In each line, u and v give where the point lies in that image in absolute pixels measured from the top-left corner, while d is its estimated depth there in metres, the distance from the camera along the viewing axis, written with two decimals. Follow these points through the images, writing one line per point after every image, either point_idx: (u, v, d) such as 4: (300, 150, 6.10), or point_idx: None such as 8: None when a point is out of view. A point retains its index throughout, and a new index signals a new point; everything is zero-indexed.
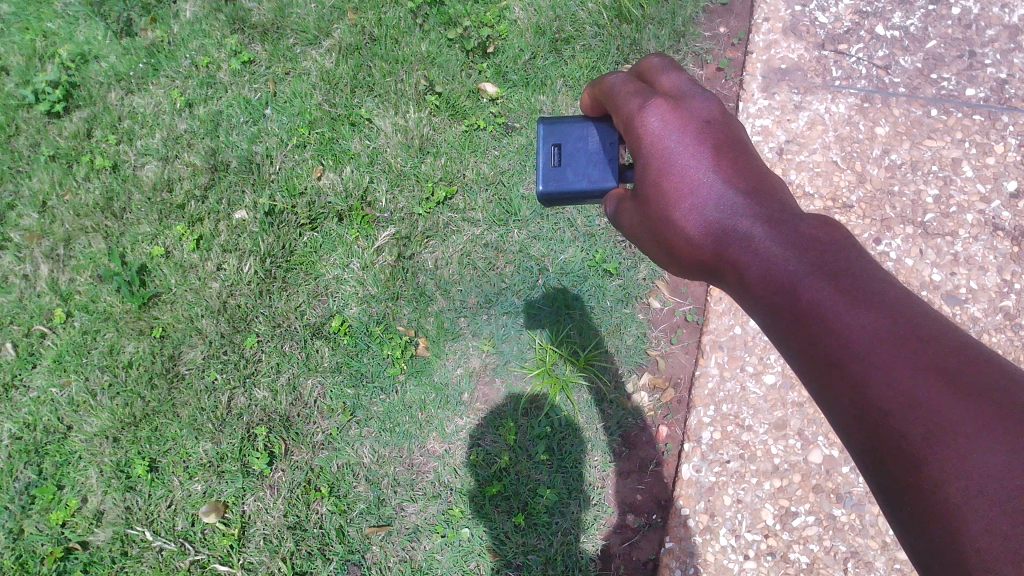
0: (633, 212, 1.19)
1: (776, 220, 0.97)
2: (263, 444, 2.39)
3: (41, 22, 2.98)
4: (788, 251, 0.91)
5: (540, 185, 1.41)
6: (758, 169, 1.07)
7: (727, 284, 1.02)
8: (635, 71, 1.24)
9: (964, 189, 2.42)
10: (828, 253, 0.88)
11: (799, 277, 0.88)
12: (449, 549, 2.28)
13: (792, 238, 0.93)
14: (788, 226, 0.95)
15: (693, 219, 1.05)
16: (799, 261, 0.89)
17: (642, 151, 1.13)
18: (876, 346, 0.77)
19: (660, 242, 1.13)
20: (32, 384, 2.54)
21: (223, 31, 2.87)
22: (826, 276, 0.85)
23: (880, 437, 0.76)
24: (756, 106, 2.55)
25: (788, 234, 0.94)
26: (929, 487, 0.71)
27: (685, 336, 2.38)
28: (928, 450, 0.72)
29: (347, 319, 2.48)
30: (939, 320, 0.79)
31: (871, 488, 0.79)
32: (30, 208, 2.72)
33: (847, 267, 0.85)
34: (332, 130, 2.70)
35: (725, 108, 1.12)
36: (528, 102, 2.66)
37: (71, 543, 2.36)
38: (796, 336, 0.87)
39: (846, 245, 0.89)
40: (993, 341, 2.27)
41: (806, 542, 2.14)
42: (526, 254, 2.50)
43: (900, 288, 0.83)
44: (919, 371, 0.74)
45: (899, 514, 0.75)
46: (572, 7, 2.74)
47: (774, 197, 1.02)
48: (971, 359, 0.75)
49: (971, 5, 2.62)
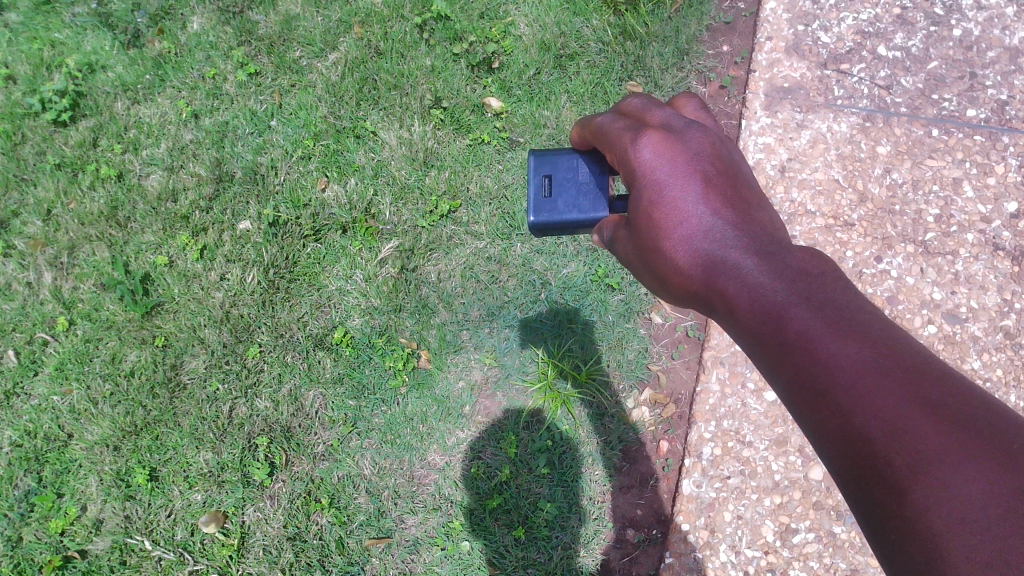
0: (627, 240, 1.19)
1: (764, 250, 0.97)
2: (264, 454, 2.39)
3: (48, 31, 3.01)
4: (775, 280, 0.92)
5: (531, 216, 1.43)
6: (746, 199, 1.08)
7: (715, 313, 1.02)
8: (624, 107, 1.26)
9: (965, 209, 2.43)
10: (814, 283, 0.89)
11: (786, 305, 0.88)
12: (448, 562, 2.27)
13: (779, 269, 0.93)
14: (776, 256, 0.96)
15: (682, 246, 1.05)
16: (785, 290, 0.90)
17: (633, 181, 1.14)
18: (861, 377, 0.78)
19: (652, 269, 1.13)
20: (33, 391, 2.54)
21: (230, 42, 2.90)
22: (812, 307, 0.86)
23: (866, 467, 0.76)
24: (758, 124, 2.57)
25: (775, 264, 0.94)
26: (913, 516, 0.71)
27: (686, 351, 2.40)
28: (913, 479, 0.72)
29: (349, 330, 2.49)
30: (921, 352, 0.80)
31: (858, 520, 0.78)
32: (34, 217, 2.73)
33: (833, 299, 0.86)
34: (337, 142, 2.72)
35: (714, 140, 1.13)
36: (532, 117, 2.68)
37: (70, 551, 2.35)
38: (781, 368, 0.86)
39: (833, 276, 0.90)
40: (994, 360, 2.28)
41: (806, 559, 2.13)
42: (529, 268, 2.52)
43: (884, 321, 0.83)
44: (902, 401, 0.75)
45: (884, 543, 0.74)
46: (577, 24, 2.78)
47: (762, 228, 1.03)
48: (954, 390, 0.75)
49: (971, 27, 2.65)
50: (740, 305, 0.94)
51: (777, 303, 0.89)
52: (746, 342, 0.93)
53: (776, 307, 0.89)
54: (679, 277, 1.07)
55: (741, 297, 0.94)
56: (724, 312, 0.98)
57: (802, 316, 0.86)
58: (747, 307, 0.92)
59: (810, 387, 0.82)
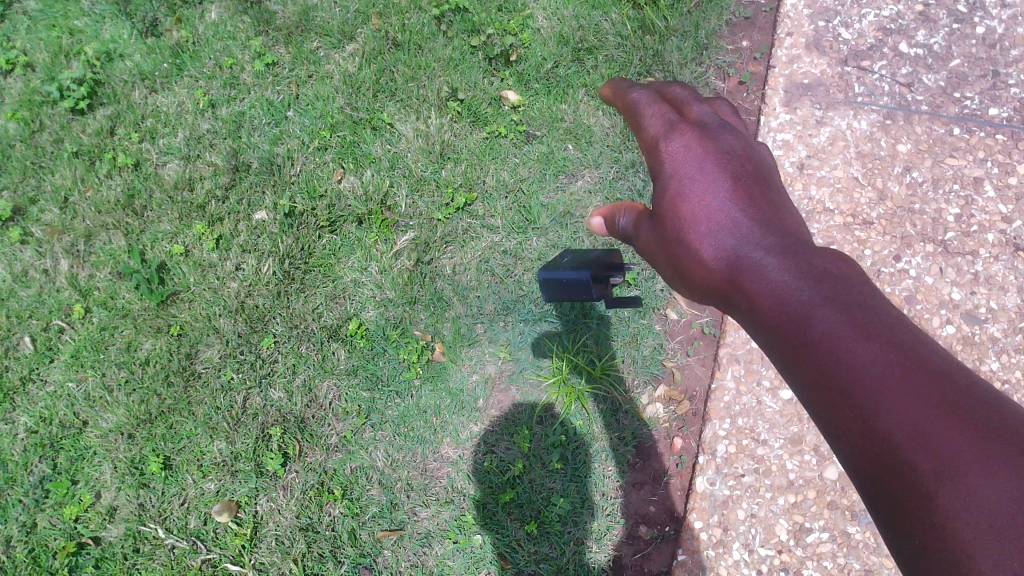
0: (645, 229, 1.16)
1: (788, 249, 0.94)
2: (278, 445, 2.39)
3: (67, 20, 3.05)
4: (800, 280, 0.88)
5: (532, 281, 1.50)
6: (771, 195, 1.04)
7: (735, 311, 0.99)
8: (651, 98, 1.22)
9: (985, 209, 2.41)
10: (839, 283, 0.85)
11: (810, 305, 0.85)
12: (461, 555, 2.26)
13: (803, 267, 0.90)
14: (800, 254, 0.93)
15: (706, 240, 1.02)
16: (806, 287, 0.87)
17: (659, 171, 1.13)
18: (885, 379, 0.75)
19: (672, 261, 1.10)
20: (49, 378, 2.55)
21: (249, 33, 2.91)
22: (837, 306, 0.82)
23: (889, 471, 0.73)
24: (778, 120, 2.57)
25: (800, 262, 0.91)
26: (938, 522, 0.69)
27: (702, 348, 2.39)
28: (937, 484, 0.70)
29: (364, 322, 2.50)
30: (950, 358, 0.77)
31: (878, 525, 0.76)
32: (51, 204, 2.74)
33: (860, 299, 0.83)
34: (353, 134, 2.72)
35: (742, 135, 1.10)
36: (550, 110, 2.67)
37: (83, 538, 2.36)
38: (802, 368, 0.83)
39: (860, 278, 0.87)
40: (1013, 362, 2.24)
41: (819, 558, 2.12)
42: (545, 262, 2.51)
43: (911, 324, 0.80)
44: (928, 406, 0.72)
45: (903, 546, 0.72)
46: (595, 18, 2.77)
47: (787, 226, 0.99)
48: (981, 397, 0.73)
49: (996, 24, 2.63)
50: (762, 302, 0.91)
51: (802, 303, 0.86)
52: (766, 337, 0.91)
53: (799, 307, 0.86)
54: (698, 269, 1.04)
55: (763, 293, 0.91)
56: (744, 309, 0.96)
57: (824, 315, 0.82)
58: (770, 305, 0.89)
59: (831, 388, 0.79)
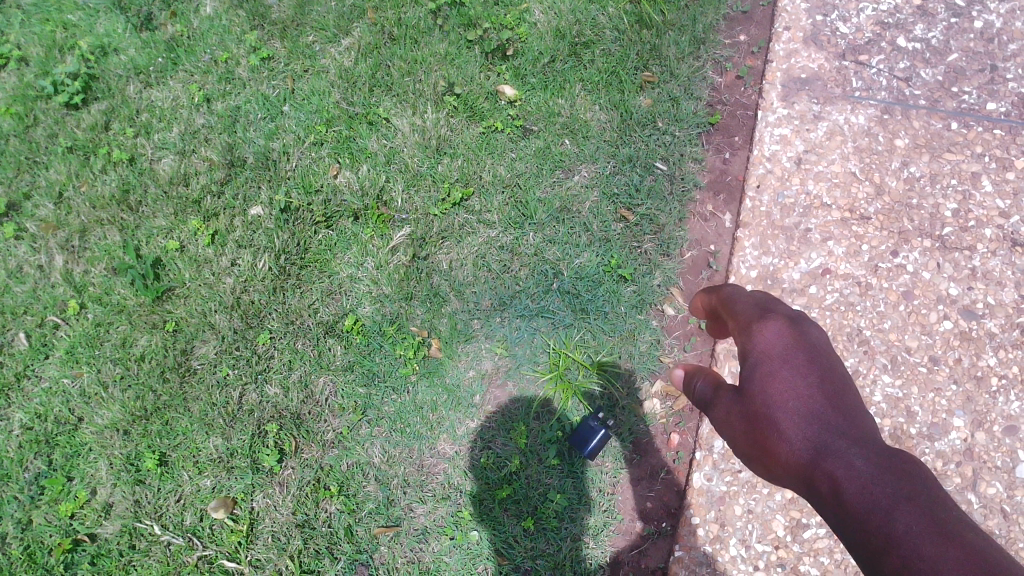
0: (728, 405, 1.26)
1: (870, 448, 1.02)
2: (274, 441, 2.38)
3: (61, 14, 3.03)
4: (884, 480, 0.96)
5: None
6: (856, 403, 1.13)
7: (811, 493, 1.04)
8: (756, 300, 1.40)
9: (983, 204, 2.40)
10: (921, 492, 0.94)
11: (894, 504, 0.92)
12: (457, 551, 2.26)
13: (887, 469, 0.98)
14: (882, 456, 1.01)
15: (789, 420, 1.10)
16: (890, 487, 0.95)
17: (748, 352, 1.24)
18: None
19: (751, 435, 1.17)
20: (44, 374, 2.53)
21: (244, 27, 2.91)
22: (921, 510, 0.91)
23: None
24: (775, 115, 2.57)
25: (883, 462, 0.99)
26: None
27: (699, 344, 2.39)
28: None
29: (360, 318, 2.48)
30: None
31: None
32: (45, 199, 2.72)
33: (941, 511, 0.91)
34: (349, 129, 2.70)
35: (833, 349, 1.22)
36: (547, 105, 2.66)
37: (79, 535, 2.34)
38: (881, 559, 0.89)
39: (937, 491, 0.95)
40: (1010, 357, 2.25)
41: (816, 554, 2.12)
42: (542, 258, 2.51)
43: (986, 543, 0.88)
44: None
45: None
46: (593, 12, 2.76)
47: (867, 430, 1.08)
48: None
49: (994, 19, 2.63)
50: (845, 490, 0.98)
51: (886, 500, 0.93)
52: (850, 532, 0.96)
53: (883, 503, 0.93)
54: (779, 449, 1.10)
55: (846, 482, 0.98)
56: (822, 494, 1.02)
57: (908, 516, 0.90)
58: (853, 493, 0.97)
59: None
